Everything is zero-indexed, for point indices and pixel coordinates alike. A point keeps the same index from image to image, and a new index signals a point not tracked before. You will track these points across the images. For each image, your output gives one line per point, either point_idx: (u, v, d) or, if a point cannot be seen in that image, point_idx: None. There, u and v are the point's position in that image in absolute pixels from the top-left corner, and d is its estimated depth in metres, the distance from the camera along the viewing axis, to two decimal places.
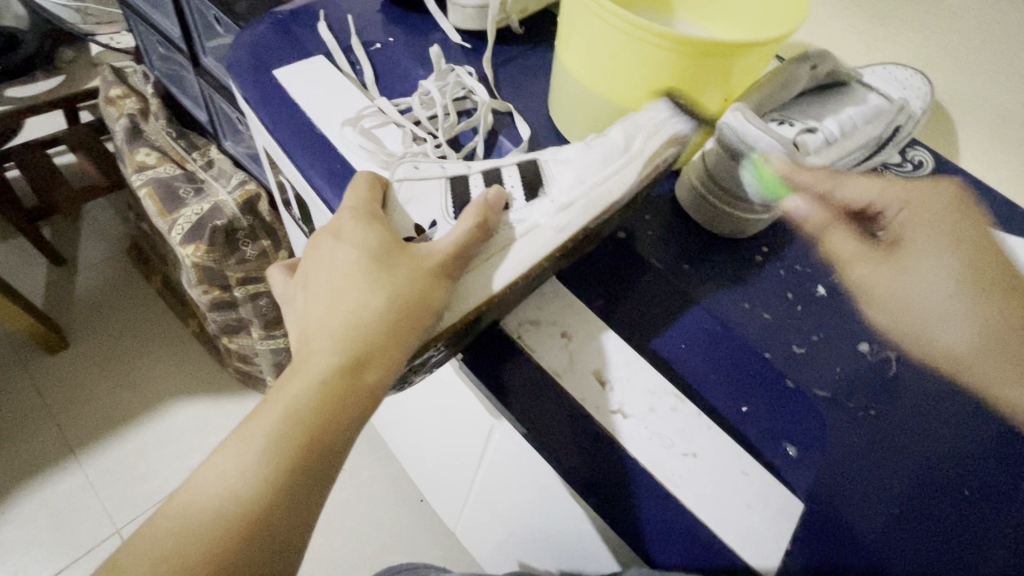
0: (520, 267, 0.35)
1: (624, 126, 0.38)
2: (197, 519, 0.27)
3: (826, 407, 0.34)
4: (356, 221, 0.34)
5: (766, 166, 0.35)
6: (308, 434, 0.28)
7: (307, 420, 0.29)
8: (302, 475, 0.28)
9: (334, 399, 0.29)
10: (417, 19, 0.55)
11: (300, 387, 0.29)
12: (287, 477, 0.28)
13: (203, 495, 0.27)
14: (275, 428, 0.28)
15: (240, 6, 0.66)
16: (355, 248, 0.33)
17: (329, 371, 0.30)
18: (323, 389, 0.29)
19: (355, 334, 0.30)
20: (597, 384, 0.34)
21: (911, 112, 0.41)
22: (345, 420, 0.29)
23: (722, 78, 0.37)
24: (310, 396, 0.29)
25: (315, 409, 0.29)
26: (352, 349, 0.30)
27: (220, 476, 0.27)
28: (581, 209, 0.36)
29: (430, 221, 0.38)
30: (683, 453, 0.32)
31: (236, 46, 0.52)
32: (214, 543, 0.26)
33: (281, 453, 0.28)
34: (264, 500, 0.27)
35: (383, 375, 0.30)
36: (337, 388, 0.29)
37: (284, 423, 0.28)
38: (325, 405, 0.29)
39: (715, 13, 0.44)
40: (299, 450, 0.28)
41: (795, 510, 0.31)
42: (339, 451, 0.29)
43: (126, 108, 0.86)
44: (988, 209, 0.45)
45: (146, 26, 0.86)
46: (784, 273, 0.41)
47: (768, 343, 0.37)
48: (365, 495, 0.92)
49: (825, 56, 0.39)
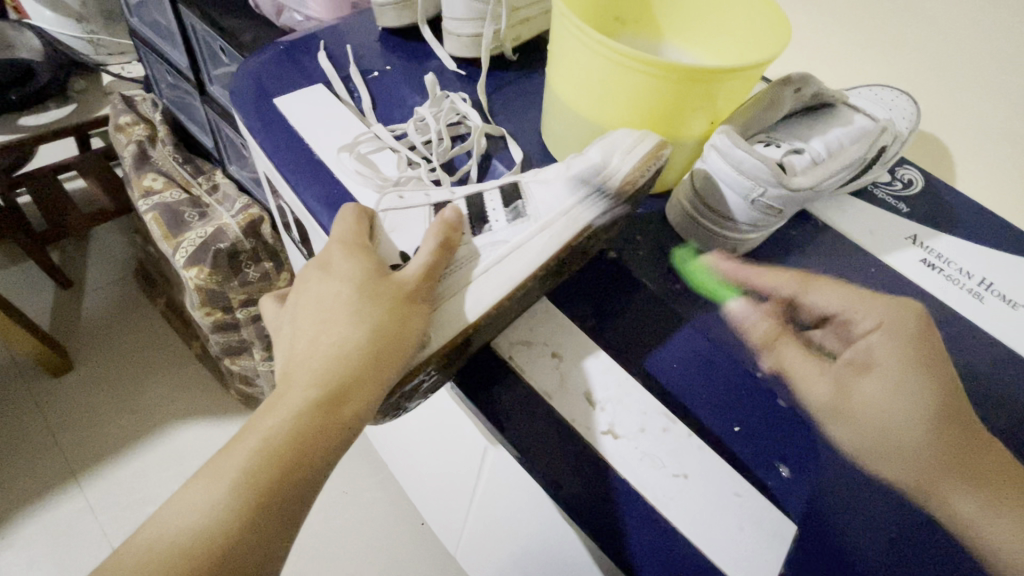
0: (500, 291, 0.35)
1: (601, 145, 0.39)
2: (170, 544, 0.27)
3: (820, 427, 0.34)
4: (340, 249, 0.35)
5: (755, 193, 0.36)
6: (285, 461, 0.29)
7: (288, 447, 0.29)
8: (281, 498, 0.28)
9: (317, 424, 0.30)
10: (414, 48, 0.57)
11: (281, 412, 0.30)
12: (265, 502, 0.28)
13: (182, 517, 0.27)
14: (253, 453, 0.28)
15: (245, 36, 0.68)
16: (340, 279, 0.34)
17: (309, 400, 0.30)
18: (304, 417, 0.30)
19: (333, 361, 0.31)
20: (586, 405, 0.34)
21: (897, 133, 0.41)
22: (327, 449, 0.30)
23: (708, 103, 0.37)
24: (290, 421, 0.30)
25: (290, 439, 0.29)
26: (332, 374, 0.31)
27: (195, 503, 0.27)
28: (559, 227, 0.37)
29: (414, 248, 0.39)
30: (674, 474, 0.32)
31: (239, 75, 0.53)
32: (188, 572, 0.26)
33: (262, 475, 0.28)
34: (237, 530, 0.27)
35: (363, 402, 0.31)
36: (317, 411, 0.30)
37: (264, 449, 0.29)
38: (304, 435, 0.29)
39: (703, 38, 0.45)
40: (278, 479, 0.28)
41: (788, 531, 0.31)
42: (315, 479, 0.30)
43: (135, 135, 0.89)
44: (982, 226, 0.45)
45: (156, 57, 0.89)
46: (775, 292, 0.41)
47: (761, 361, 0.36)
48: (366, 519, 0.91)
49: (808, 79, 0.39)
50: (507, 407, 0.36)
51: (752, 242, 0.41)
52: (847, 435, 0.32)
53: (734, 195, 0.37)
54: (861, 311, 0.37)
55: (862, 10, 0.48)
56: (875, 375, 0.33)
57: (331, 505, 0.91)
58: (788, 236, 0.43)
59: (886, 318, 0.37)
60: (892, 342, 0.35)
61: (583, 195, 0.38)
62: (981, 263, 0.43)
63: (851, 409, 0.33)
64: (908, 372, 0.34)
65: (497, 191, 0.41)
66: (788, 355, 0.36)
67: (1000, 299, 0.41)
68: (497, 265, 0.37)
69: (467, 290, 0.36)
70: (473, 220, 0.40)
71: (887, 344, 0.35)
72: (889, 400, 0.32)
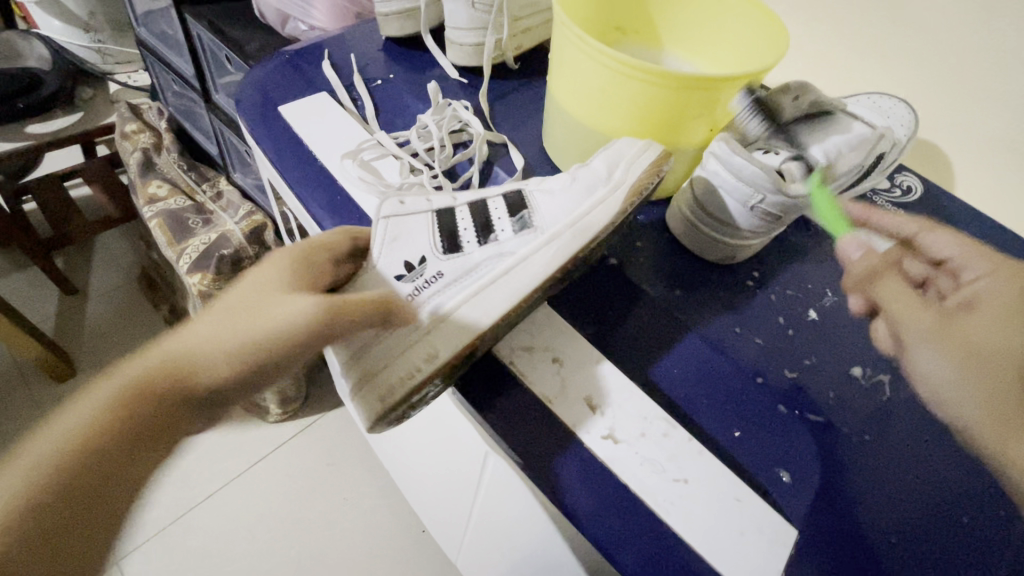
0: (513, 298, 0.36)
1: (606, 156, 0.39)
2: None
3: (819, 432, 0.34)
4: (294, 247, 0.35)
5: (754, 199, 0.36)
6: (106, 432, 0.26)
7: (124, 422, 0.26)
8: (86, 473, 0.25)
9: (159, 402, 0.27)
10: (417, 57, 0.58)
11: (133, 378, 0.27)
12: (69, 473, 0.25)
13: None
14: (83, 411, 0.26)
15: (251, 45, 0.69)
16: (272, 270, 0.33)
17: (173, 380, 0.28)
18: (159, 398, 0.27)
19: (218, 347, 0.29)
20: (588, 409, 0.34)
21: (894, 139, 0.42)
22: (135, 440, 0.26)
23: (707, 110, 0.38)
24: (136, 393, 0.27)
25: (121, 408, 0.26)
26: (208, 358, 0.28)
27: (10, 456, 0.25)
28: (569, 237, 0.37)
29: (419, 257, 0.39)
30: (674, 478, 0.32)
31: (244, 83, 0.54)
32: None
33: (72, 440, 0.25)
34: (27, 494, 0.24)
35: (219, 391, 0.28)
36: (173, 399, 0.27)
37: (94, 410, 0.26)
38: (144, 414, 0.27)
39: (702, 47, 0.46)
40: (90, 449, 0.25)
41: (790, 536, 0.31)
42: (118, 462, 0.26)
43: (140, 143, 0.90)
44: (978, 234, 0.46)
45: (162, 66, 0.90)
46: (775, 297, 0.41)
47: (761, 367, 0.37)
48: (367, 527, 0.91)
49: (806, 88, 0.40)
50: (506, 410, 0.35)
51: (752, 248, 0.41)
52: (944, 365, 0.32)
53: (732, 202, 0.37)
54: (972, 260, 0.36)
55: (860, 19, 0.49)
56: (982, 314, 0.32)
57: (331, 512, 0.92)
58: (787, 244, 0.44)
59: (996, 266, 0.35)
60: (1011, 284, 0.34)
61: (591, 203, 0.38)
62: None
63: (955, 335, 0.32)
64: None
65: (501, 198, 0.41)
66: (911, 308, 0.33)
67: None
68: (505, 275, 0.37)
69: (477, 299, 0.36)
70: (480, 231, 0.40)
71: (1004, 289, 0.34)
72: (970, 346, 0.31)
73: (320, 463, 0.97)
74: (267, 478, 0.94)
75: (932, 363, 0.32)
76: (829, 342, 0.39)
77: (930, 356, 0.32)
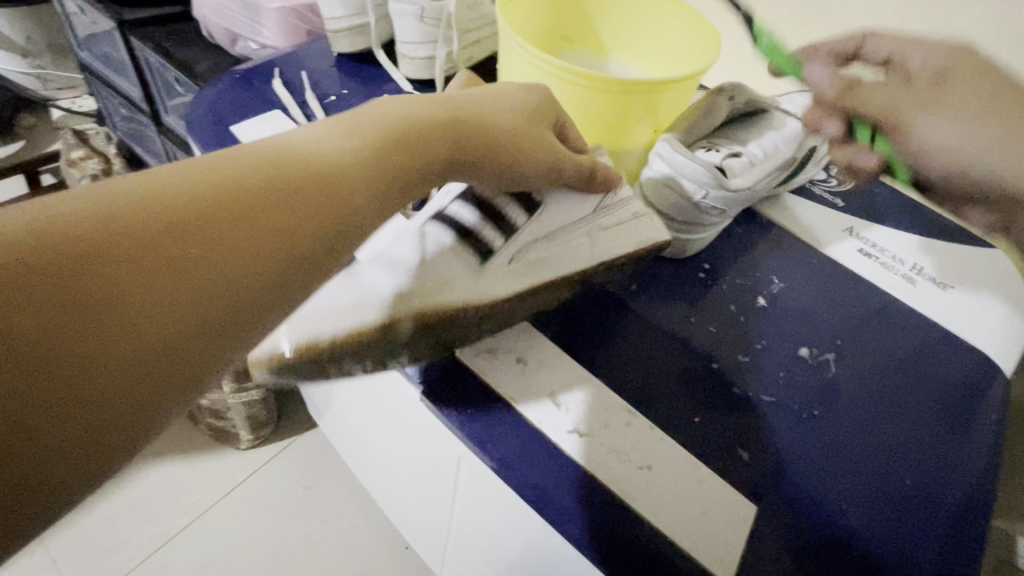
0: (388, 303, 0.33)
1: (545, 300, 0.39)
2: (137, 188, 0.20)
3: (770, 409, 0.36)
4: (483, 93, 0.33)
5: (698, 196, 0.38)
6: (223, 277, 0.20)
7: (188, 283, 0.19)
8: (116, 282, 0.18)
9: (187, 234, 0.20)
10: (370, 71, 0.59)
11: (102, 211, 0.19)
12: (121, 290, 0.18)
13: (250, 151, 0.23)
14: (273, 213, 0.22)
15: (201, 66, 0.69)
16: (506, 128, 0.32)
17: (177, 213, 0.20)
18: (147, 203, 0.19)
19: (236, 230, 0.21)
20: (551, 406, 0.35)
21: (824, 133, 0.45)
22: (136, 296, 0.18)
23: (650, 114, 0.40)
24: (152, 212, 0.19)
25: (243, 219, 0.21)
26: (262, 187, 0.22)
27: (253, 152, 0.23)
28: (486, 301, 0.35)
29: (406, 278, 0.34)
30: (638, 466, 0.33)
31: (195, 102, 0.54)
32: (186, 330, 0.19)
33: (160, 209, 0.19)
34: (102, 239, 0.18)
35: (195, 263, 0.19)
36: (189, 221, 0.20)
37: (225, 196, 0.21)
38: (195, 280, 0.19)
39: (643, 52, 0.48)
40: (159, 238, 0.19)
41: (748, 512, 0.32)
42: (134, 316, 0.18)
43: (89, 169, 0.90)
44: (903, 217, 0.50)
45: (110, 91, 0.89)
46: (726, 287, 0.43)
47: (716, 352, 0.39)
48: (351, 546, 0.90)
49: (741, 88, 0.42)
50: (472, 409, 0.36)
51: (698, 244, 0.43)
52: (954, 128, 0.29)
53: (678, 200, 0.39)
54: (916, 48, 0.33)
55: (783, 24, 0.53)
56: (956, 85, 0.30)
57: (312, 534, 0.90)
58: (734, 237, 0.46)
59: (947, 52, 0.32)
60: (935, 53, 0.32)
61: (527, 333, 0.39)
62: (907, 253, 0.47)
63: (944, 97, 0.30)
64: (965, 98, 0.30)
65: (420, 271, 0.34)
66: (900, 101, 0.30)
67: (927, 281, 0.45)
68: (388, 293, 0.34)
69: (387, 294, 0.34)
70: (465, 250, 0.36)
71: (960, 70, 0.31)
72: (944, 113, 0.30)
73: (297, 486, 0.95)
74: (243, 507, 0.92)
75: (942, 129, 0.29)
76: (776, 327, 0.41)
77: (948, 125, 0.29)
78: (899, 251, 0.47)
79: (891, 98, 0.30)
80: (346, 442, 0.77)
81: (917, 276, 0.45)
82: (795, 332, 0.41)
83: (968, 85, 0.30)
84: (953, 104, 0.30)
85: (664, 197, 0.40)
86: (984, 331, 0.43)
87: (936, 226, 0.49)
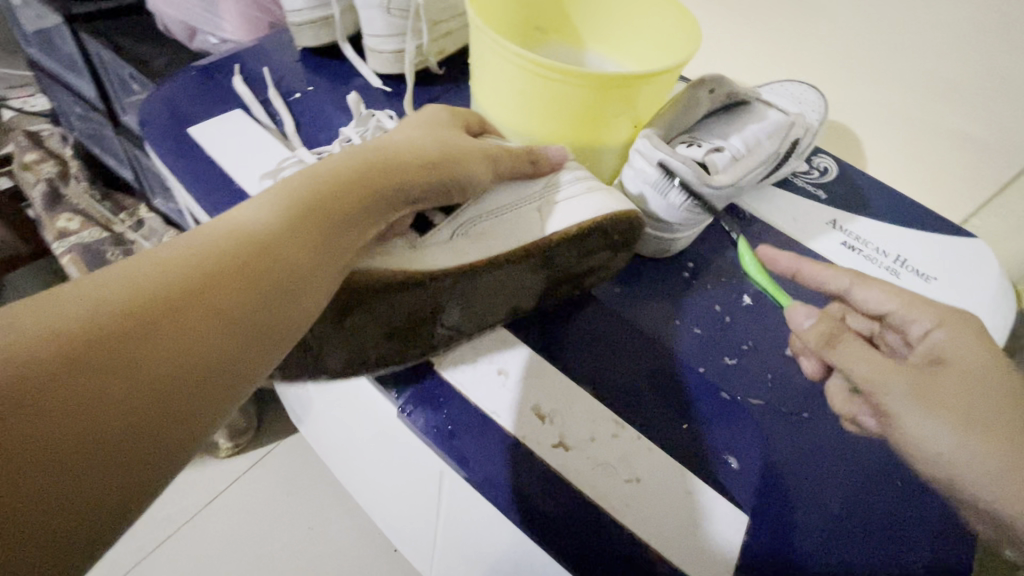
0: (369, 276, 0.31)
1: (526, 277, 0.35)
2: (109, 286, 0.22)
3: (759, 413, 0.35)
4: (403, 137, 0.33)
5: (681, 194, 0.36)
6: (202, 352, 0.22)
7: (176, 356, 0.21)
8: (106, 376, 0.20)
9: (166, 320, 0.22)
10: (337, 66, 0.56)
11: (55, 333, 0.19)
12: (111, 385, 0.20)
13: (212, 231, 0.25)
14: (243, 284, 0.24)
15: (157, 62, 0.66)
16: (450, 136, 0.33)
17: (151, 301, 0.22)
18: (120, 299, 0.21)
19: (207, 306, 0.23)
20: (536, 419, 0.34)
21: (806, 125, 0.44)
22: (122, 385, 0.20)
23: (629, 109, 0.38)
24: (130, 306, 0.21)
25: (213, 296, 0.23)
26: (231, 264, 0.24)
27: (215, 234, 0.25)
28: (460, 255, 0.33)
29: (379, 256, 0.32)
30: (627, 479, 0.32)
31: (150, 102, 0.51)
32: (171, 408, 0.21)
33: (138, 303, 0.21)
34: (89, 341, 0.20)
35: (175, 345, 0.21)
36: (190, 290, 0.23)
37: (194, 280, 0.23)
38: (172, 357, 0.21)
39: (620, 43, 0.47)
40: (141, 330, 0.21)
41: (741, 522, 0.31)
42: (126, 404, 0.20)
43: (44, 173, 0.87)
44: (886, 207, 0.49)
45: (62, 89, 0.84)
46: (711, 287, 0.42)
47: (702, 358, 0.38)
48: (338, 552, 0.88)
49: (722, 80, 0.41)
50: (453, 425, 0.34)
51: (682, 242, 0.42)
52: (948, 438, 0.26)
53: (661, 198, 0.37)
54: (917, 310, 0.32)
55: None
56: (954, 372, 0.28)
57: (297, 541, 0.88)
58: (718, 233, 0.45)
59: (947, 321, 0.30)
60: (958, 337, 0.30)
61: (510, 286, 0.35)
62: (891, 245, 0.46)
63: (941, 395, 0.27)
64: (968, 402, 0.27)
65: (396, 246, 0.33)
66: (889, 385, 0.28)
67: (912, 273, 0.45)
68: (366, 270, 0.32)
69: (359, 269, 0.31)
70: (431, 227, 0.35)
71: (960, 341, 0.29)
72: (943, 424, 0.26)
73: (280, 493, 0.93)
74: (224, 518, 0.89)
75: (936, 441, 0.27)
76: (763, 327, 0.40)
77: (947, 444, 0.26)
78: (883, 243, 0.46)
79: (882, 374, 0.28)
80: (328, 449, 0.75)
81: (901, 268, 0.45)
82: (782, 331, 0.40)
83: (970, 388, 0.27)
84: (965, 383, 0.27)
85: (646, 193, 0.38)
86: None
87: (918, 216, 0.49)
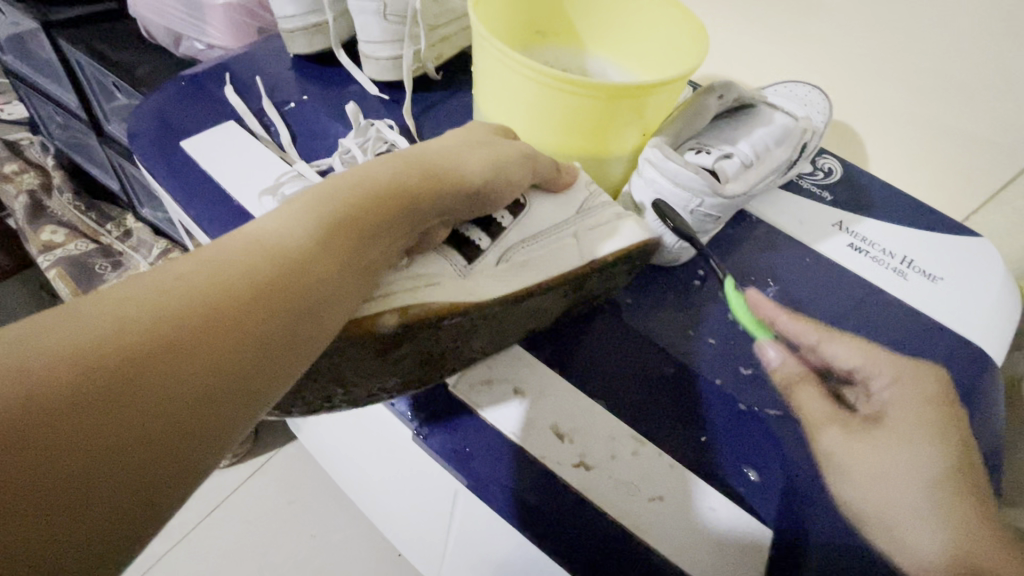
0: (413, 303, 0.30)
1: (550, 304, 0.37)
2: (132, 301, 0.20)
3: (777, 423, 0.35)
4: (444, 150, 0.33)
5: (693, 205, 0.36)
6: (228, 371, 0.21)
7: (202, 377, 0.20)
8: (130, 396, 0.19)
9: (193, 338, 0.20)
10: (332, 73, 0.54)
11: (85, 335, 0.19)
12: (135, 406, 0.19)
13: (235, 246, 0.24)
14: (268, 302, 0.23)
15: (141, 70, 0.63)
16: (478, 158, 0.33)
17: (176, 318, 0.21)
18: (143, 315, 0.20)
19: (234, 324, 0.22)
20: (554, 437, 0.33)
21: (813, 128, 0.43)
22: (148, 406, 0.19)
23: (638, 118, 0.37)
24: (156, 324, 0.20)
25: (240, 312, 0.22)
26: (256, 281, 0.23)
27: (238, 248, 0.24)
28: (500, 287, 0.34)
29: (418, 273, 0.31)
30: (649, 498, 0.32)
31: (138, 115, 0.49)
32: (195, 430, 0.20)
33: (165, 319, 0.20)
34: (113, 359, 0.19)
35: (201, 365, 0.20)
36: (214, 307, 0.22)
37: (220, 296, 0.22)
38: (196, 377, 0.20)
39: (623, 47, 0.46)
40: (167, 348, 0.20)
41: (765, 540, 0.31)
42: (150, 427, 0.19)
43: (25, 185, 0.85)
44: (891, 207, 0.49)
45: (40, 97, 0.81)
46: (722, 294, 0.42)
47: (717, 369, 0.37)
48: (342, 560, 0.87)
49: (731, 86, 0.40)
50: (472, 448, 0.34)
51: (690, 251, 0.41)
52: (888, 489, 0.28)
53: (672, 209, 0.37)
54: (877, 366, 0.32)
55: None
56: (886, 430, 0.30)
57: (300, 551, 0.87)
58: (726, 239, 0.45)
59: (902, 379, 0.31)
60: (905, 397, 0.31)
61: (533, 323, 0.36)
62: (897, 246, 0.46)
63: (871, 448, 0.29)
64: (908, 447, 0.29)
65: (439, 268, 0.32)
66: (825, 430, 0.30)
67: (918, 273, 0.45)
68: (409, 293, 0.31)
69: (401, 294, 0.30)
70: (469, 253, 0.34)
71: (902, 400, 0.31)
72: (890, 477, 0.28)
73: (281, 502, 0.91)
74: (224, 530, 0.88)
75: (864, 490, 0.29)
76: None
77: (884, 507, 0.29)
78: (889, 244, 0.46)
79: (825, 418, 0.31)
80: (330, 459, 0.74)
81: (908, 269, 0.45)
82: None
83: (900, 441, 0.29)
84: (896, 453, 0.29)
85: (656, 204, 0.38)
86: (977, 322, 0.42)
87: (921, 215, 0.49)
